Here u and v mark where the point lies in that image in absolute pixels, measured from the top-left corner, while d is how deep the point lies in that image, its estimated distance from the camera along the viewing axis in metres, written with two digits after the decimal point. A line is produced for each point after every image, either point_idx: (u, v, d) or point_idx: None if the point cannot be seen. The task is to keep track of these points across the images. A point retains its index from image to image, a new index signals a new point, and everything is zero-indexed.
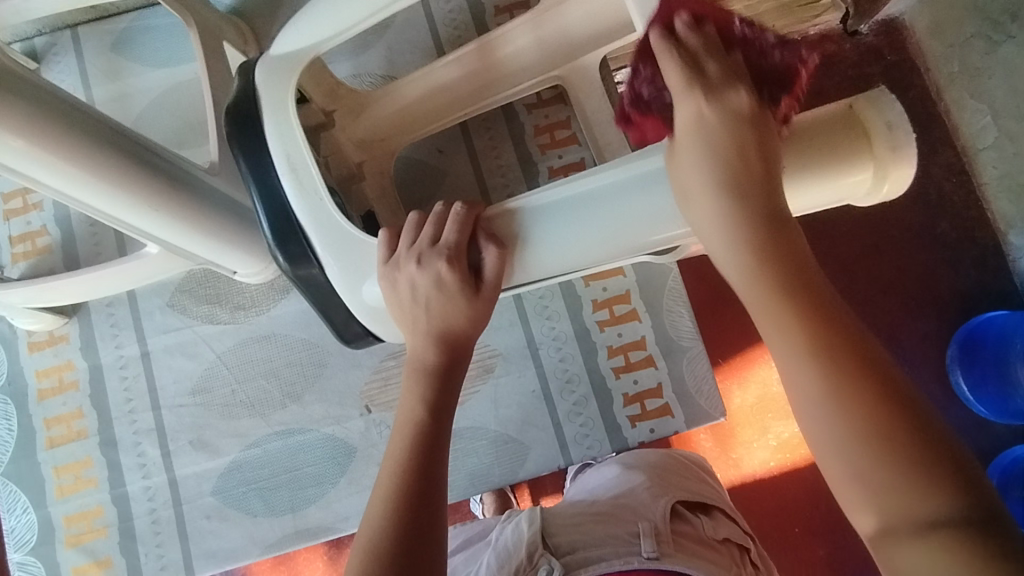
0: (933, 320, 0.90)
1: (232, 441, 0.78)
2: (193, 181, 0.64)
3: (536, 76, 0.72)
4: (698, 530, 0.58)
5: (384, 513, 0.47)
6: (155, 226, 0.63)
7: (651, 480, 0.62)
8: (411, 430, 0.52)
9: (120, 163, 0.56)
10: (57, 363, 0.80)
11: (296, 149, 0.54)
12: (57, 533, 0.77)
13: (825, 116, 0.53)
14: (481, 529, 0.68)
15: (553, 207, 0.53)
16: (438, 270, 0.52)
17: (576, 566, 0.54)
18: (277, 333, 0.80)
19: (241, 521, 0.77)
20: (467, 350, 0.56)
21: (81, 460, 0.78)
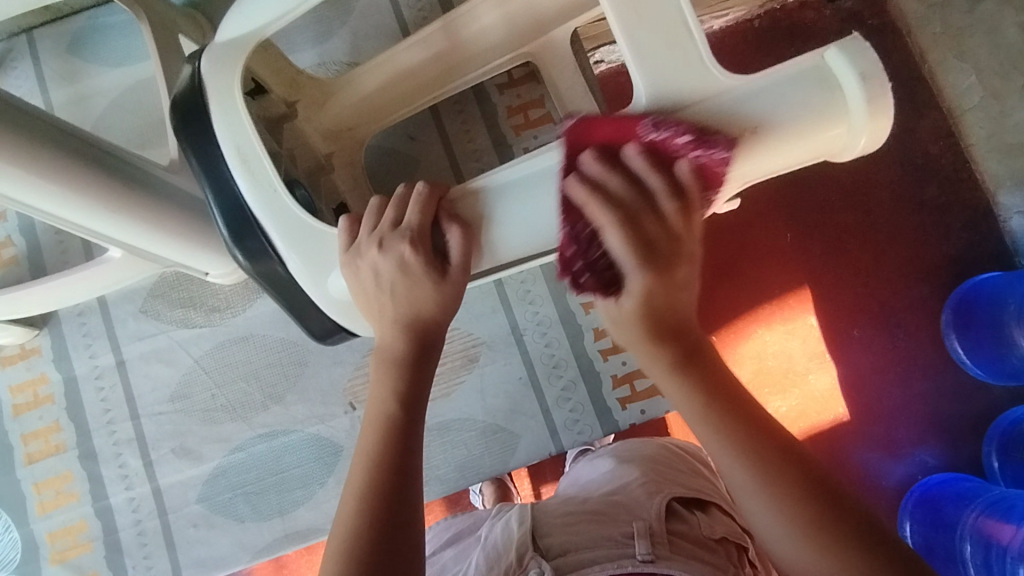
0: (926, 286, 0.88)
1: (215, 446, 0.76)
2: (152, 181, 0.62)
3: (505, 54, 0.70)
4: (694, 529, 0.56)
5: (353, 515, 0.46)
6: (116, 229, 0.61)
7: (645, 477, 0.61)
8: (383, 429, 0.50)
9: (73, 167, 0.54)
10: (31, 377, 0.78)
11: (245, 137, 0.52)
12: (41, 550, 0.75)
13: (797, 70, 0.45)
14: (471, 523, 0.66)
15: (516, 182, 0.50)
16: (400, 253, 0.50)
17: (566, 569, 0.51)
18: (255, 334, 0.78)
19: (230, 528, 0.75)
20: (437, 338, 0.54)
21: (61, 474, 0.76)
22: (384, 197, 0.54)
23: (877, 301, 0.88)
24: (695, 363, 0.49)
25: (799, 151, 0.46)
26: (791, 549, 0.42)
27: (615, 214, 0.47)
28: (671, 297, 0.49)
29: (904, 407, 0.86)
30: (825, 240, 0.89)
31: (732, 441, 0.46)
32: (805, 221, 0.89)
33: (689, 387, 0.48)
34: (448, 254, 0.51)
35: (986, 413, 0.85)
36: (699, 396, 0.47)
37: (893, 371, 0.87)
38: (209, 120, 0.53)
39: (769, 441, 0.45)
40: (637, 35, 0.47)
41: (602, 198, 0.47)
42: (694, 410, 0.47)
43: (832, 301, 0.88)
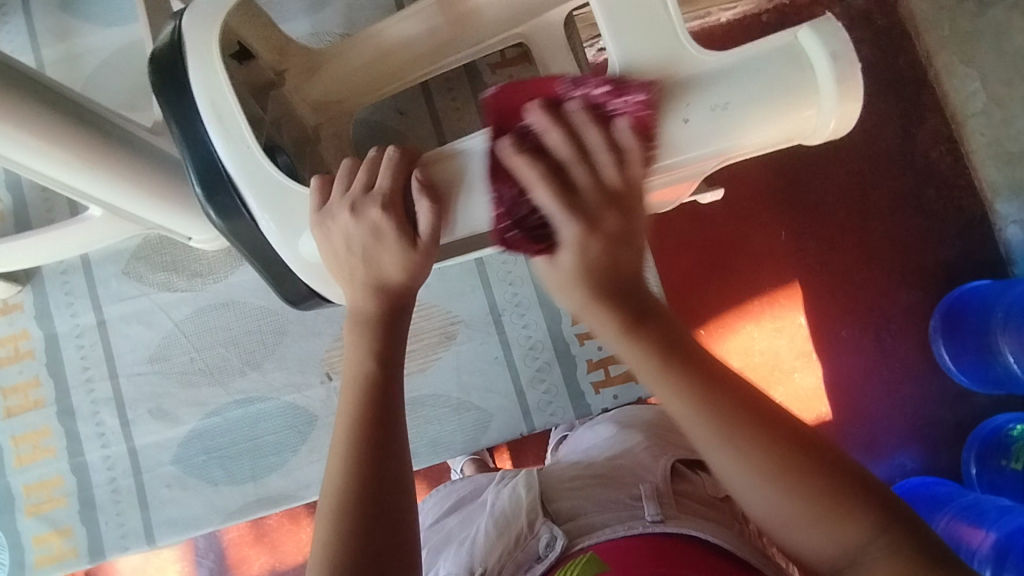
0: (916, 290, 0.88)
1: (190, 409, 0.77)
2: (135, 140, 0.62)
3: (501, 32, 0.70)
4: (699, 489, 0.58)
5: (342, 469, 0.47)
6: (98, 186, 0.62)
7: (648, 441, 0.63)
8: (363, 383, 0.50)
9: (55, 123, 0.54)
10: (12, 332, 0.78)
11: (220, 92, 0.51)
12: (17, 502, 0.76)
13: (765, 53, 0.44)
14: (473, 490, 0.69)
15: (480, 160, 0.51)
16: (372, 215, 0.49)
17: (578, 532, 0.54)
18: (236, 301, 0.78)
19: (204, 490, 0.76)
20: (406, 302, 0.53)
21: (39, 429, 0.77)
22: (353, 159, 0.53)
23: (868, 303, 0.89)
24: (638, 312, 0.43)
25: (767, 133, 0.45)
26: (774, 506, 0.41)
27: (574, 157, 0.43)
28: (613, 259, 0.43)
29: (883, 409, 0.87)
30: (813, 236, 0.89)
31: (716, 417, 0.42)
32: (793, 215, 0.89)
33: (645, 347, 0.43)
34: (416, 220, 0.50)
35: (965, 420, 0.86)
36: (650, 352, 0.43)
37: (877, 373, 0.88)
38: (186, 76, 0.52)
39: (757, 411, 0.42)
40: (612, 4, 0.46)
41: (534, 156, 0.44)
42: (670, 388, 0.42)
43: (814, 297, 0.89)
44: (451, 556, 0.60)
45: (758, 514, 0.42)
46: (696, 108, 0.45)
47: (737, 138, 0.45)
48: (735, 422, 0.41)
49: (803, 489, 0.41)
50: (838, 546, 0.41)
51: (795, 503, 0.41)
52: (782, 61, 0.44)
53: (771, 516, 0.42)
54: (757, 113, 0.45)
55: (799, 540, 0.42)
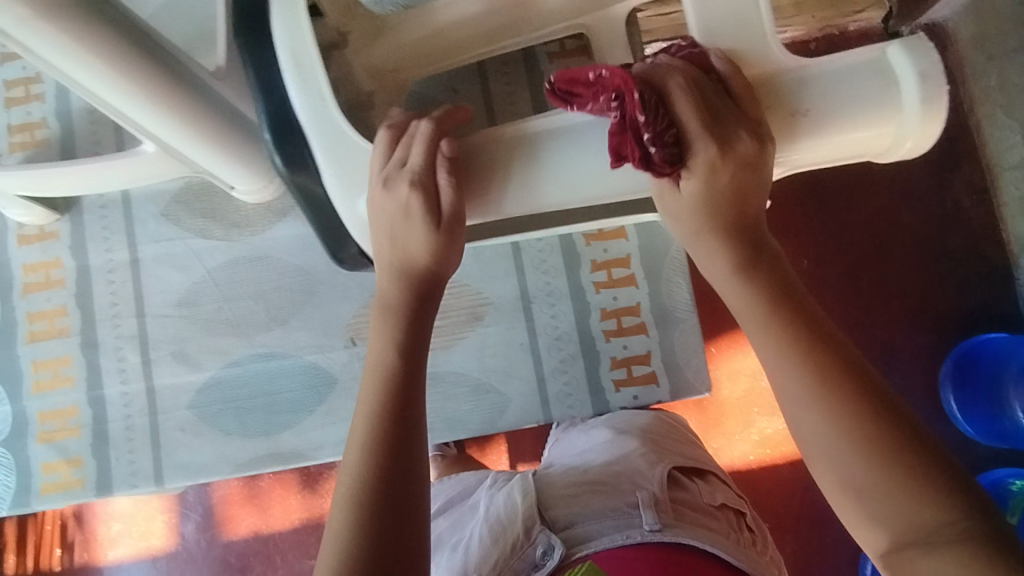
0: (931, 334, 0.88)
1: (212, 357, 0.77)
2: (198, 82, 0.62)
3: (561, 23, 0.72)
4: (695, 496, 0.60)
5: (360, 457, 0.47)
6: (156, 123, 0.62)
7: (645, 446, 0.64)
8: (385, 374, 0.50)
9: (127, 53, 0.54)
10: (45, 259, 0.78)
11: (303, 42, 0.50)
12: (30, 428, 0.76)
13: (853, 66, 0.44)
14: (464, 492, 0.70)
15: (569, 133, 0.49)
16: (403, 190, 0.49)
17: (575, 541, 0.55)
18: (270, 256, 0.79)
19: (215, 439, 0.76)
20: (435, 287, 0.53)
21: (60, 358, 0.77)
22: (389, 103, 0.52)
23: (878, 342, 0.88)
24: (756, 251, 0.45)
25: (842, 144, 0.45)
26: (851, 469, 0.38)
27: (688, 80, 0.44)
28: (741, 186, 0.45)
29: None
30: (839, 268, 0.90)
31: (809, 363, 0.40)
32: (820, 242, 0.90)
33: (755, 292, 0.44)
34: (445, 195, 0.50)
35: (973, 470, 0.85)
36: (760, 294, 0.44)
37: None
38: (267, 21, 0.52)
39: (853, 368, 0.40)
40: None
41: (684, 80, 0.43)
42: (771, 322, 0.42)
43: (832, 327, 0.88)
44: (444, 561, 0.61)
45: (829, 474, 0.39)
46: (774, 111, 0.45)
47: (810, 148, 0.45)
48: (825, 369, 0.40)
49: (888, 456, 0.37)
50: (904, 525, 0.37)
51: (875, 474, 0.37)
52: (866, 77, 0.44)
53: (844, 478, 0.39)
54: (833, 128, 0.45)
55: (865, 514, 0.38)
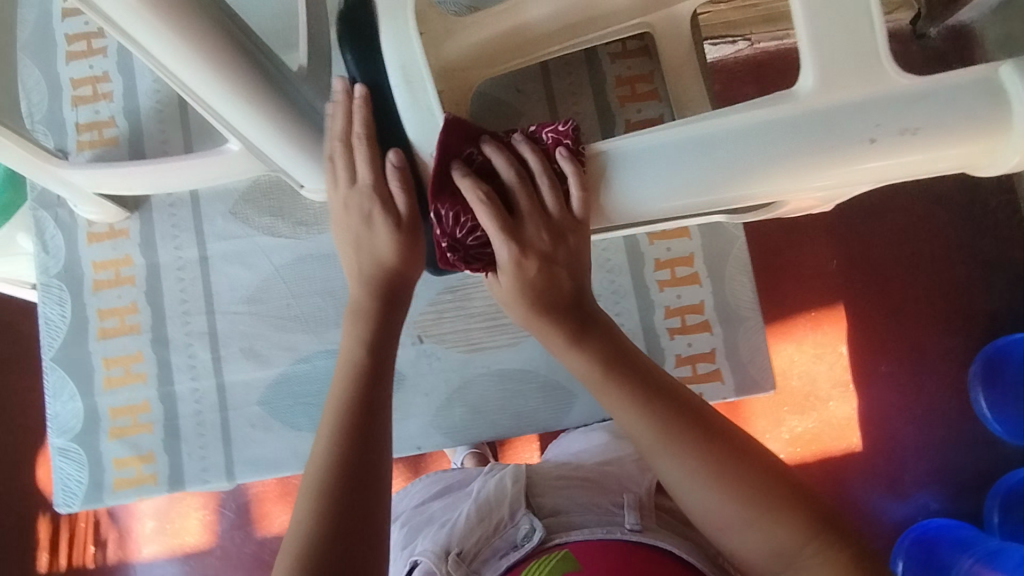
0: (959, 336, 0.94)
1: (282, 354, 0.78)
2: (285, 83, 0.62)
3: (627, 20, 0.74)
4: (680, 506, 0.65)
5: (329, 438, 0.53)
6: (241, 120, 0.61)
7: (639, 453, 0.69)
8: (352, 368, 0.56)
9: (223, 49, 0.54)
10: (115, 257, 0.79)
11: (412, 56, 0.49)
12: (102, 423, 0.77)
13: (965, 82, 0.44)
14: (460, 480, 0.76)
15: (655, 149, 0.47)
16: (356, 200, 0.55)
17: (558, 528, 0.60)
18: (337, 253, 0.79)
19: (285, 433, 0.77)
20: (403, 293, 0.59)
21: (131, 354, 0.78)
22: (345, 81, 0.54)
23: (907, 345, 0.94)
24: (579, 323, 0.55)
25: (947, 157, 0.45)
26: (719, 510, 0.48)
27: (485, 192, 0.51)
28: (549, 276, 0.54)
29: (914, 445, 0.93)
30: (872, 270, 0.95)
31: (664, 428, 0.50)
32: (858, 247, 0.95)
33: (589, 360, 0.54)
34: (397, 209, 0.54)
35: (995, 468, 0.92)
36: (608, 368, 0.53)
37: (911, 412, 0.93)
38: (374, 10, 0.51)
39: (703, 431, 0.50)
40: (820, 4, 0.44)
41: (474, 179, 0.51)
42: (625, 398, 0.52)
43: (860, 327, 0.94)
44: (430, 535, 0.65)
45: (701, 516, 0.50)
46: (886, 127, 0.44)
47: (912, 163, 0.46)
48: (679, 436, 0.50)
49: (744, 493, 0.48)
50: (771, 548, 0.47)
51: (738, 509, 0.48)
52: (976, 92, 0.44)
53: (715, 518, 0.49)
54: (941, 145, 0.45)
55: (739, 542, 0.48)
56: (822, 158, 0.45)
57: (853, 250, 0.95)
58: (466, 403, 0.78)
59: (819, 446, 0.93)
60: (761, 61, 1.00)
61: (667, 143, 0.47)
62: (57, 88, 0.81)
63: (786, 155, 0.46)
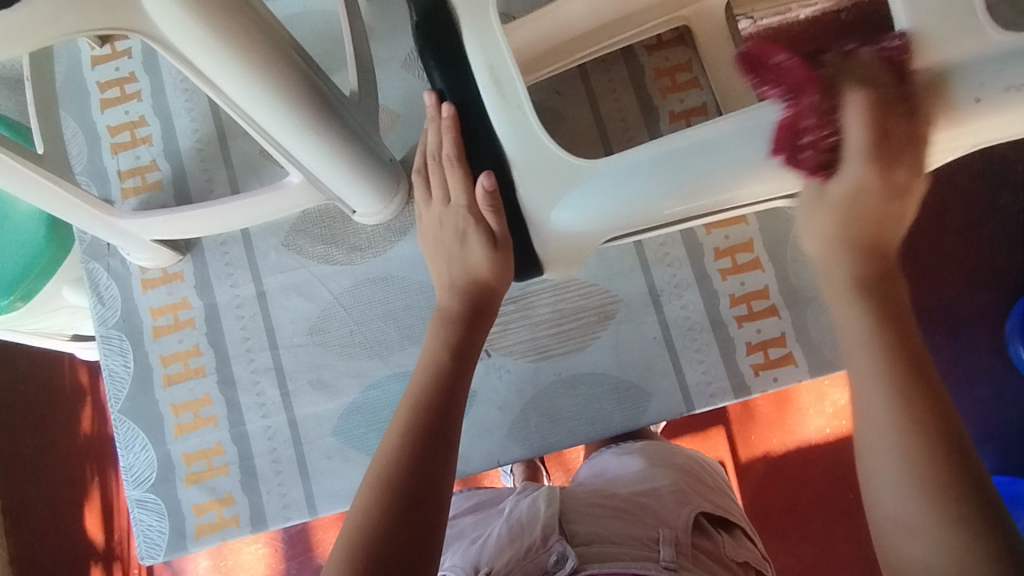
0: (993, 292, 0.92)
1: (351, 382, 0.77)
2: (347, 116, 0.61)
3: (664, 17, 0.74)
4: (719, 548, 0.61)
5: (399, 435, 0.52)
6: (312, 160, 0.60)
7: (675, 486, 0.66)
8: (434, 372, 0.57)
9: (311, 103, 0.52)
10: (172, 301, 0.78)
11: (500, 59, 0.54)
12: (177, 471, 0.77)
13: None
14: (493, 499, 0.74)
15: (651, 159, 0.53)
16: (451, 218, 0.60)
17: (590, 557, 0.56)
18: (394, 275, 0.78)
19: (363, 462, 0.76)
20: (491, 305, 0.61)
21: (199, 398, 0.77)
22: (435, 95, 0.59)
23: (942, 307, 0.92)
24: (874, 275, 0.49)
25: None
26: (908, 509, 0.41)
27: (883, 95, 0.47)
28: (881, 200, 0.49)
29: (963, 407, 0.91)
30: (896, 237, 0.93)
31: (897, 393, 0.44)
32: None
33: (863, 310, 0.47)
34: (491, 226, 0.59)
35: None
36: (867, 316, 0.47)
37: (952, 374, 0.92)
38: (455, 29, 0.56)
39: (937, 419, 0.43)
40: None
41: (864, 87, 0.47)
42: (866, 342, 0.46)
43: None
44: (460, 551, 0.65)
45: (886, 507, 0.43)
46: (990, 86, 0.48)
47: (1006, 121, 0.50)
48: (907, 379, 0.44)
49: (935, 468, 0.41)
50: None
51: (925, 504, 0.41)
52: None
53: (895, 511, 0.42)
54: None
55: (915, 553, 0.41)
56: (933, 115, 0.49)
57: None
58: (540, 412, 0.78)
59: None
60: None
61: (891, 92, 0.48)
62: (95, 137, 0.81)
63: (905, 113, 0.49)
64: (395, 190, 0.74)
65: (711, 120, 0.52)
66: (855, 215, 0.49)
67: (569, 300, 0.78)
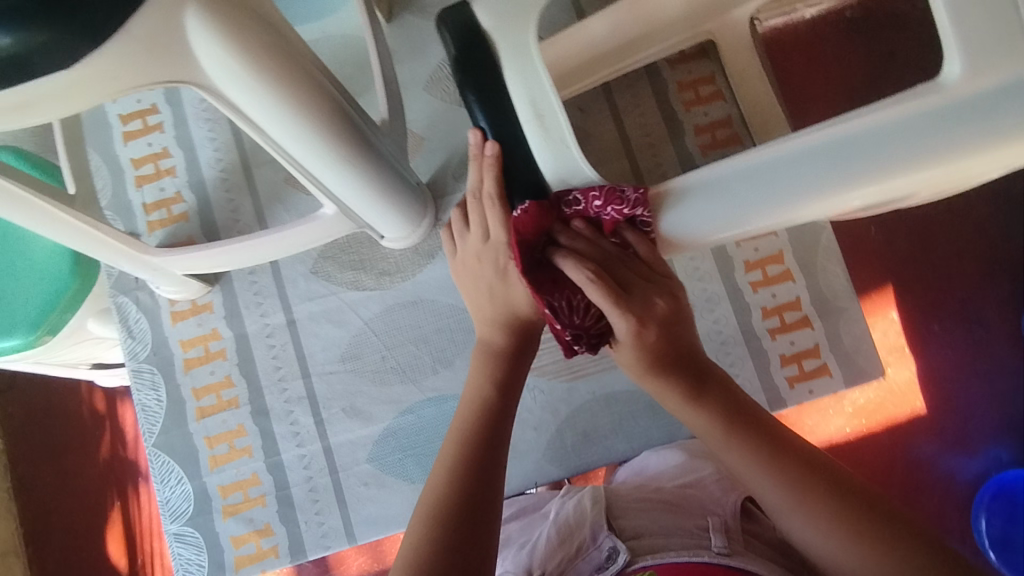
0: (1010, 285, 0.92)
1: (385, 408, 0.77)
2: (384, 149, 0.61)
3: (685, 32, 0.74)
4: (765, 530, 0.64)
5: (446, 472, 0.53)
6: (352, 197, 0.60)
7: (718, 474, 0.70)
8: (480, 405, 0.59)
9: (354, 141, 0.52)
10: (202, 332, 0.78)
11: (543, 91, 0.53)
12: (214, 503, 0.76)
13: None
14: (535, 501, 0.77)
15: (736, 178, 0.50)
16: (491, 255, 0.61)
17: (642, 549, 0.61)
18: (424, 299, 0.78)
19: (400, 488, 0.76)
20: (534, 335, 0.62)
21: (233, 430, 0.77)
22: (479, 133, 0.59)
23: (963, 305, 0.92)
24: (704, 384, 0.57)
25: None
26: (846, 555, 0.49)
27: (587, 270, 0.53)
28: (671, 333, 0.57)
29: (985, 403, 0.90)
30: (913, 237, 0.92)
31: (786, 479, 0.52)
32: (902, 217, 0.93)
33: (710, 419, 0.56)
34: None
35: None
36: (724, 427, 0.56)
37: (975, 368, 0.91)
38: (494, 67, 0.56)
39: (817, 476, 0.52)
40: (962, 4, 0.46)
41: (579, 262, 0.53)
42: (732, 449, 0.55)
43: (915, 297, 0.92)
44: (512, 555, 0.68)
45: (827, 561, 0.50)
46: None
47: None
48: (821, 506, 0.50)
49: (880, 557, 0.47)
50: None
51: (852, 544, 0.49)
52: None
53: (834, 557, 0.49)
54: None
55: None
56: (1001, 131, 0.45)
57: (905, 222, 0.93)
58: (576, 432, 0.77)
59: (883, 415, 0.89)
60: (777, 39, 0.92)
61: (859, 132, 0.47)
62: (119, 171, 0.81)
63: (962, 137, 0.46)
64: (423, 214, 0.74)
65: (773, 140, 0.49)
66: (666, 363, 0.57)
67: None
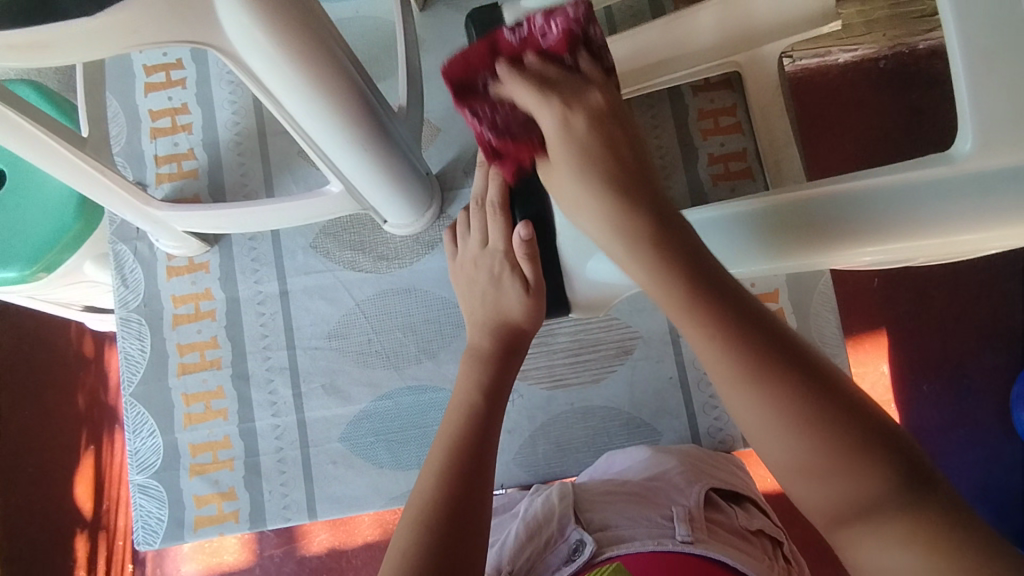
0: (1002, 355, 0.91)
1: (364, 390, 0.77)
2: (398, 136, 0.61)
3: (714, 60, 0.72)
4: (731, 519, 0.62)
5: (434, 482, 0.52)
6: (361, 179, 0.60)
7: (683, 465, 0.67)
8: (466, 407, 0.57)
9: (369, 124, 0.52)
10: (195, 291, 0.79)
11: None
12: (182, 460, 0.77)
13: None
14: (506, 502, 0.74)
15: (755, 211, 0.52)
16: (487, 260, 0.64)
17: (607, 542, 0.58)
18: (417, 288, 0.78)
19: (367, 471, 0.76)
20: (522, 342, 0.63)
21: (212, 390, 0.77)
22: None
23: (953, 368, 0.92)
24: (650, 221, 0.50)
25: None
26: (791, 453, 0.42)
27: (530, 83, 0.51)
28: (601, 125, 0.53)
29: (961, 467, 0.89)
30: (910, 294, 0.93)
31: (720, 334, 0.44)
32: (904, 272, 0.93)
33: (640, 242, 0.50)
34: (524, 272, 0.62)
35: None
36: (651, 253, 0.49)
37: (955, 432, 0.90)
38: None
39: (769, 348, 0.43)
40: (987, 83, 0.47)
41: (517, 73, 0.51)
42: (667, 288, 0.47)
43: (905, 354, 0.91)
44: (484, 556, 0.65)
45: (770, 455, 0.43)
46: None
47: None
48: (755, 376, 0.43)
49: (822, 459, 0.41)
50: (847, 507, 0.40)
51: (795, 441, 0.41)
52: None
53: (778, 453, 0.43)
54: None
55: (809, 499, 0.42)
56: (998, 209, 0.46)
57: (904, 277, 0.93)
58: (549, 440, 0.78)
59: None
60: (803, 79, 0.92)
61: (884, 190, 0.48)
62: (136, 120, 0.81)
63: (957, 208, 0.47)
64: (428, 204, 0.74)
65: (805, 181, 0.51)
66: (587, 156, 0.53)
67: (588, 332, 0.78)
